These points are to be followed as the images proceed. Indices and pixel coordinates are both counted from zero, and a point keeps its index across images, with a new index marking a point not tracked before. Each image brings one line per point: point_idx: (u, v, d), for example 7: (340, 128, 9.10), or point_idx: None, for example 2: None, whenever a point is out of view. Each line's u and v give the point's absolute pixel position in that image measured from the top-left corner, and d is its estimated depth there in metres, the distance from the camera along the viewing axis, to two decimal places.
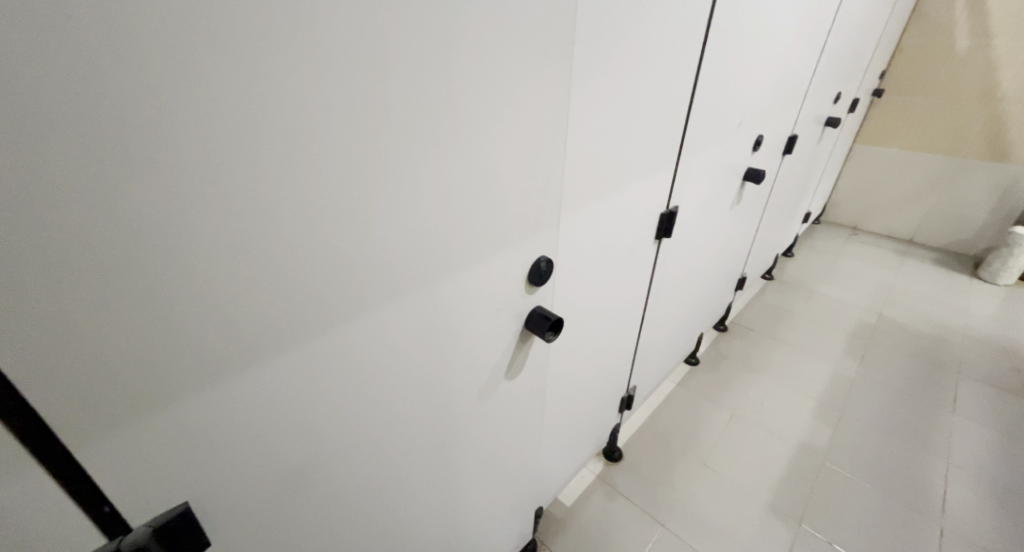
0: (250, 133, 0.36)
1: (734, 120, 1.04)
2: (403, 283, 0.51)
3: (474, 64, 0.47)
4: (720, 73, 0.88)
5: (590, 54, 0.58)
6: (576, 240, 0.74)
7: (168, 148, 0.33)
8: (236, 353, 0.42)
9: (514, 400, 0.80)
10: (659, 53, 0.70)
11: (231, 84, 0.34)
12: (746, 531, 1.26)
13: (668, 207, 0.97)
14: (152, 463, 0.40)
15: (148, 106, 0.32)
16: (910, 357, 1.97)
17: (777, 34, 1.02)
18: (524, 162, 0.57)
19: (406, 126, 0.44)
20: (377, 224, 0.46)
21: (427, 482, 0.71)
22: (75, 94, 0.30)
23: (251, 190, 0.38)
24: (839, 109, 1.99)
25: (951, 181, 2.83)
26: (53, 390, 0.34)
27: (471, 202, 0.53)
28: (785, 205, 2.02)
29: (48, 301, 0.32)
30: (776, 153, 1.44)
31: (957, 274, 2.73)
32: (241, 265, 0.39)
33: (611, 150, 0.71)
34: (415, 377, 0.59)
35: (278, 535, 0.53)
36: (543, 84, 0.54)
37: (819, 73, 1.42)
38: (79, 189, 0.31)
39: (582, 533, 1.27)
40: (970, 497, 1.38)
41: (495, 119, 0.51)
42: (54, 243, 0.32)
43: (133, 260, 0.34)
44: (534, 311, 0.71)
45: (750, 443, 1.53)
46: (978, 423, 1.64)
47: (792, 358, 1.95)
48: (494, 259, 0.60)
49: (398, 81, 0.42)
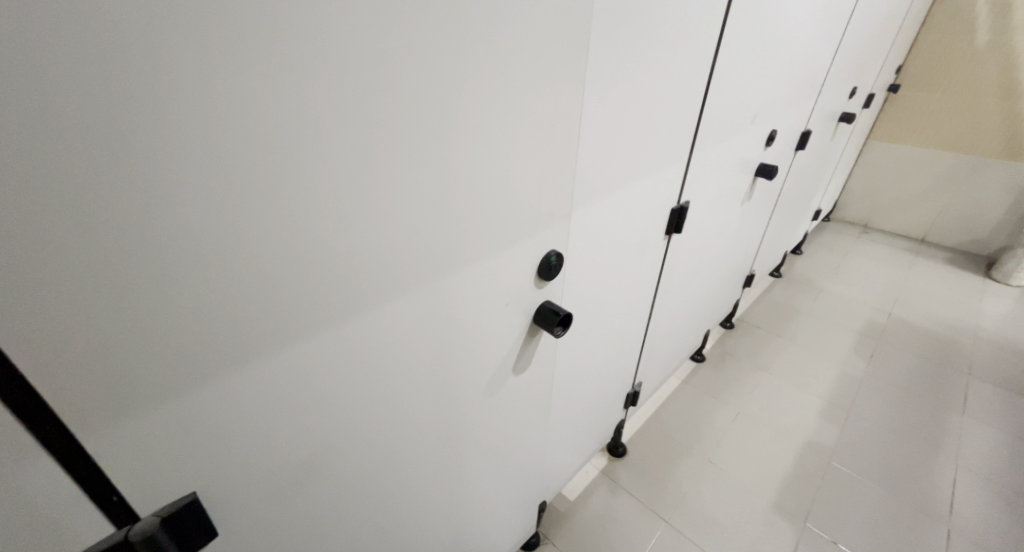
0: (262, 122, 0.36)
1: (749, 113, 1.03)
2: (412, 276, 0.51)
3: (488, 58, 0.46)
4: (734, 67, 0.86)
5: (606, 44, 0.57)
6: (587, 234, 0.74)
7: (178, 135, 0.33)
8: (245, 344, 0.41)
9: (521, 395, 0.80)
10: (675, 44, 0.69)
11: (241, 72, 0.34)
12: (750, 530, 1.25)
13: (678, 202, 0.95)
14: (158, 453, 0.40)
15: (161, 95, 0.31)
16: (920, 358, 1.95)
17: (794, 26, 1.00)
18: (536, 155, 0.56)
19: (419, 119, 0.44)
20: (388, 216, 0.45)
21: (432, 476, 0.70)
22: (84, 78, 0.29)
23: (262, 181, 0.37)
24: (855, 103, 1.95)
25: (965, 180, 2.80)
26: (60, 380, 0.34)
27: (483, 194, 0.52)
28: (797, 201, 2.00)
29: (57, 289, 0.32)
30: (789, 149, 1.42)
31: (969, 274, 2.70)
32: (249, 256, 0.39)
33: (625, 143, 0.70)
34: (422, 371, 0.58)
35: (283, 528, 0.53)
36: (558, 77, 0.53)
37: (835, 67, 1.40)
38: (85, 172, 0.31)
39: (585, 528, 1.27)
40: (978, 499, 1.37)
41: (509, 113, 0.50)
42: (63, 231, 0.31)
43: (139, 249, 0.34)
44: (544, 305, 0.71)
45: (756, 441, 1.52)
46: (988, 425, 1.63)
47: (799, 356, 1.93)
48: (505, 252, 0.59)
49: (411, 72, 0.41)
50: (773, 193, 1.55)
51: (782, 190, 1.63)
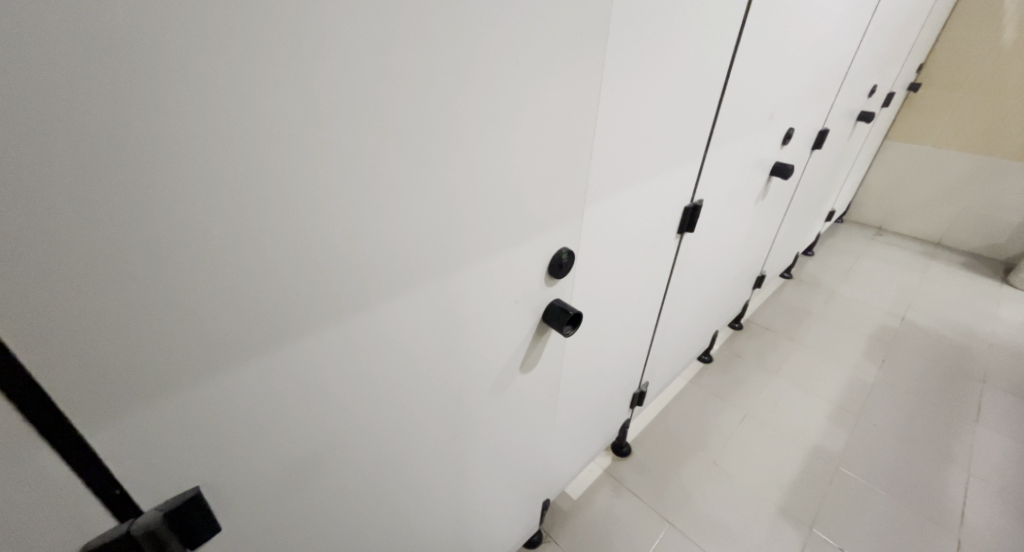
0: (266, 111, 0.34)
1: (767, 110, 1.01)
2: (417, 274, 0.49)
3: (500, 50, 0.44)
4: (754, 63, 0.84)
5: (625, 37, 0.55)
6: (600, 229, 0.72)
7: (184, 123, 0.32)
8: (248, 339, 0.40)
9: (527, 394, 0.79)
10: (695, 37, 0.67)
11: (246, 59, 0.32)
12: (756, 533, 1.24)
13: (691, 200, 0.94)
14: (160, 447, 0.39)
15: (166, 84, 0.30)
16: (931, 363, 1.93)
17: (816, 20, 0.97)
18: (548, 149, 0.54)
19: (427, 109, 0.42)
20: (393, 211, 0.44)
21: (435, 474, 0.69)
22: (87, 61, 0.28)
23: (266, 171, 0.36)
24: (874, 101, 1.91)
25: (984, 182, 2.74)
26: (59, 370, 0.33)
27: (490, 191, 0.51)
28: (812, 201, 1.96)
29: (55, 277, 0.31)
30: (805, 148, 1.40)
31: (985, 279, 2.65)
32: (254, 247, 0.37)
33: (641, 140, 0.69)
34: (425, 370, 0.57)
35: (284, 525, 0.52)
36: (573, 69, 0.51)
37: (855, 64, 1.36)
38: (86, 160, 0.30)
39: (589, 527, 1.26)
40: (990, 509, 1.35)
41: (519, 104, 0.49)
42: (60, 217, 0.30)
43: (141, 239, 0.33)
44: (552, 303, 0.69)
45: (763, 444, 1.51)
46: (1001, 434, 1.60)
47: (808, 359, 1.91)
48: (513, 250, 0.58)
49: (419, 60, 0.40)
50: (787, 194, 1.53)
51: (796, 191, 1.61)
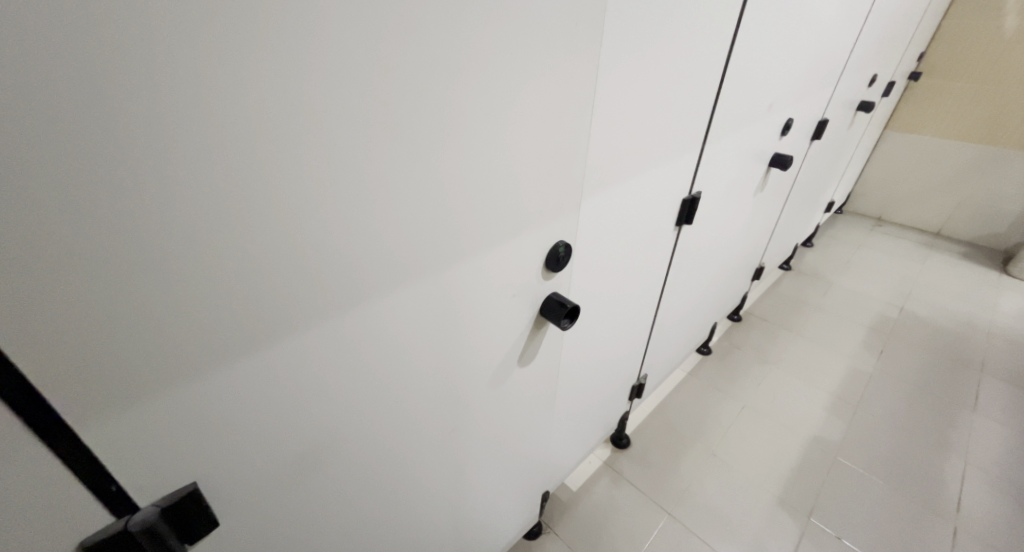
0: (257, 105, 0.34)
1: (766, 100, 1.00)
2: (412, 269, 0.49)
3: (495, 42, 0.44)
4: (753, 53, 0.83)
5: (621, 27, 0.55)
6: (597, 221, 0.72)
7: (170, 118, 0.31)
8: (243, 336, 0.40)
9: (525, 387, 0.78)
10: (692, 27, 0.66)
11: (237, 53, 0.32)
12: (754, 523, 1.25)
13: (690, 192, 0.93)
14: (156, 444, 0.39)
15: (156, 79, 0.30)
16: (930, 353, 1.93)
17: (815, 8, 0.96)
18: (544, 141, 0.54)
19: (420, 103, 0.41)
20: (387, 206, 0.43)
21: (433, 467, 0.69)
22: (70, 57, 0.27)
23: (258, 166, 0.35)
24: (874, 91, 1.90)
25: (984, 172, 2.73)
26: (53, 370, 0.33)
27: (486, 184, 0.50)
28: (811, 192, 1.95)
29: (45, 275, 0.31)
30: (804, 138, 1.39)
31: (985, 269, 2.65)
32: (246, 242, 0.37)
33: (638, 132, 0.68)
34: (421, 366, 0.57)
35: (282, 520, 0.52)
36: (568, 60, 0.51)
37: (855, 53, 1.35)
38: (74, 156, 0.29)
39: (589, 518, 1.27)
40: (986, 497, 1.36)
41: (514, 97, 0.48)
42: (49, 214, 0.30)
43: (130, 235, 0.32)
44: (550, 297, 0.69)
45: (762, 434, 1.52)
46: (999, 423, 1.61)
47: (806, 349, 1.92)
48: (509, 244, 0.57)
49: (412, 53, 0.39)
50: (786, 185, 1.52)
51: (795, 181, 1.60)
